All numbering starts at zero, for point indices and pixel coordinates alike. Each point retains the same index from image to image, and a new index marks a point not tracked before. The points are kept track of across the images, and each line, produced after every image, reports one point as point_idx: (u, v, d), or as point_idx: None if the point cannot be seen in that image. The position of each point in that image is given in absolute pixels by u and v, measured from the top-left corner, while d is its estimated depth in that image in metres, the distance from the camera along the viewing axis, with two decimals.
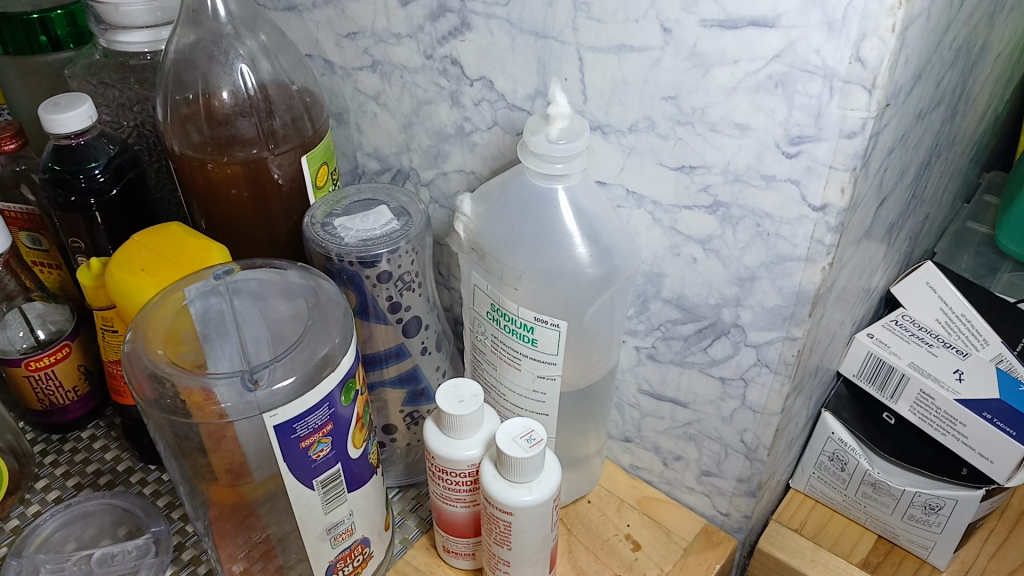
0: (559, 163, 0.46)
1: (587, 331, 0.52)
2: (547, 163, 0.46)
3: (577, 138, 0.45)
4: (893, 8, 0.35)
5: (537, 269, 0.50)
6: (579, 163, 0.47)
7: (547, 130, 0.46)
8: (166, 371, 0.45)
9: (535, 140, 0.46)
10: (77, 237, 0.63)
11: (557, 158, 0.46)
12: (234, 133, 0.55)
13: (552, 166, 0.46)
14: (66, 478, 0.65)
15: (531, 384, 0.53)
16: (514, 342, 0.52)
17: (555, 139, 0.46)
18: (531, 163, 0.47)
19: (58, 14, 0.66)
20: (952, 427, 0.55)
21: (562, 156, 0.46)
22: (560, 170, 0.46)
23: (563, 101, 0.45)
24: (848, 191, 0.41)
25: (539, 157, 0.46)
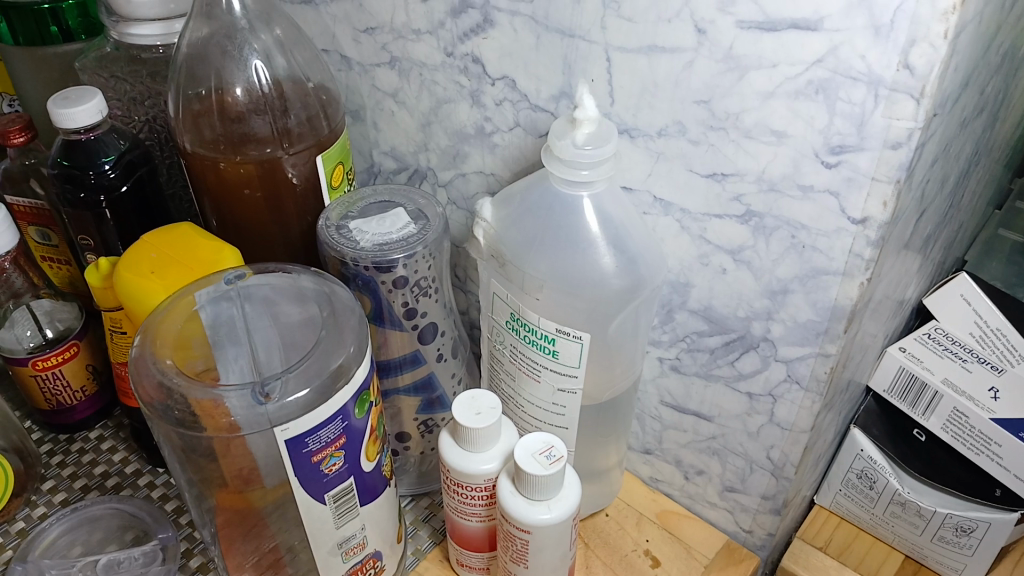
0: (582, 169, 0.44)
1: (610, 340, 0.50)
2: (572, 168, 0.44)
3: (607, 143, 0.44)
4: (947, 13, 0.33)
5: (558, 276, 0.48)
6: (605, 169, 0.45)
7: (571, 132, 0.44)
8: (174, 380, 0.43)
9: (559, 143, 0.44)
10: (87, 234, 0.62)
11: (580, 163, 0.44)
12: (247, 131, 0.53)
13: (575, 171, 0.44)
14: (73, 479, 0.64)
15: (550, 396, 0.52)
16: (536, 355, 0.50)
17: (579, 143, 0.44)
18: (554, 167, 0.45)
19: (69, 5, 0.64)
20: (986, 446, 0.53)
21: (587, 161, 0.44)
22: (583, 176, 0.45)
23: (591, 105, 0.43)
24: (890, 204, 0.39)
25: (562, 160, 0.45)
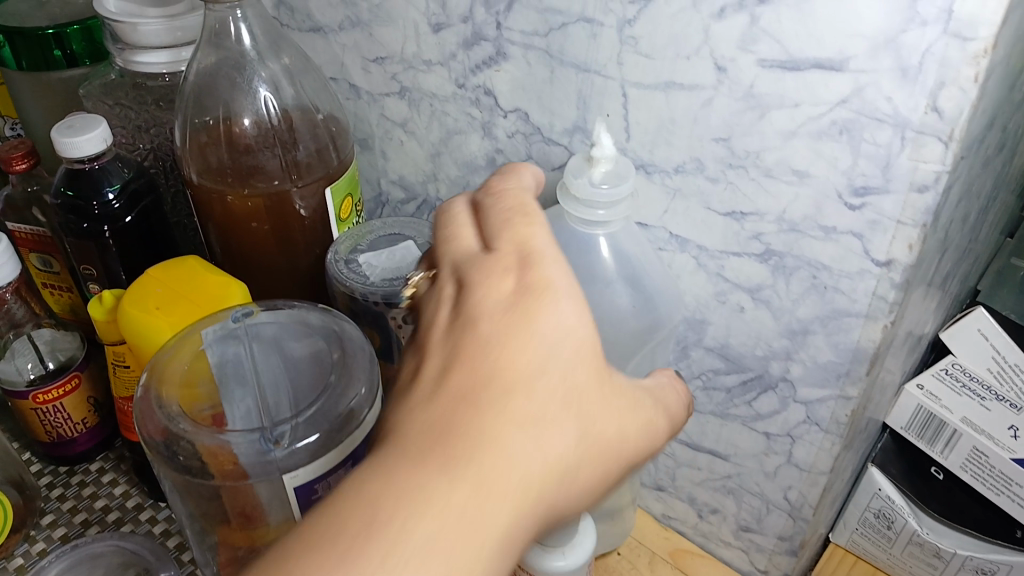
0: (597, 209, 0.44)
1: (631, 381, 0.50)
2: (588, 208, 0.44)
3: (623, 182, 0.43)
4: (977, 57, 0.32)
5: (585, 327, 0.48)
6: (620, 209, 0.44)
7: (587, 172, 0.43)
8: (180, 426, 0.42)
9: (575, 182, 0.43)
10: (90, 265, 0.61)
11: (596, 203, 0.43)
12: (256, 164, 0.53)
13: (591, 211, 0.44)
14: (73, 514, 0.63)
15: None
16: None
17: (595, 182, 0.43)
18: (570, 207, 0.45)
19: (73, 29, 0.63)
20: (1007, 487, 0.53)
21: (602, 201, 0.43)
22: (599, 216, 0.44)
23: (608, 143, 0.42)
24: (916, 247, 0.38)
25: (578, 200, 0.44)
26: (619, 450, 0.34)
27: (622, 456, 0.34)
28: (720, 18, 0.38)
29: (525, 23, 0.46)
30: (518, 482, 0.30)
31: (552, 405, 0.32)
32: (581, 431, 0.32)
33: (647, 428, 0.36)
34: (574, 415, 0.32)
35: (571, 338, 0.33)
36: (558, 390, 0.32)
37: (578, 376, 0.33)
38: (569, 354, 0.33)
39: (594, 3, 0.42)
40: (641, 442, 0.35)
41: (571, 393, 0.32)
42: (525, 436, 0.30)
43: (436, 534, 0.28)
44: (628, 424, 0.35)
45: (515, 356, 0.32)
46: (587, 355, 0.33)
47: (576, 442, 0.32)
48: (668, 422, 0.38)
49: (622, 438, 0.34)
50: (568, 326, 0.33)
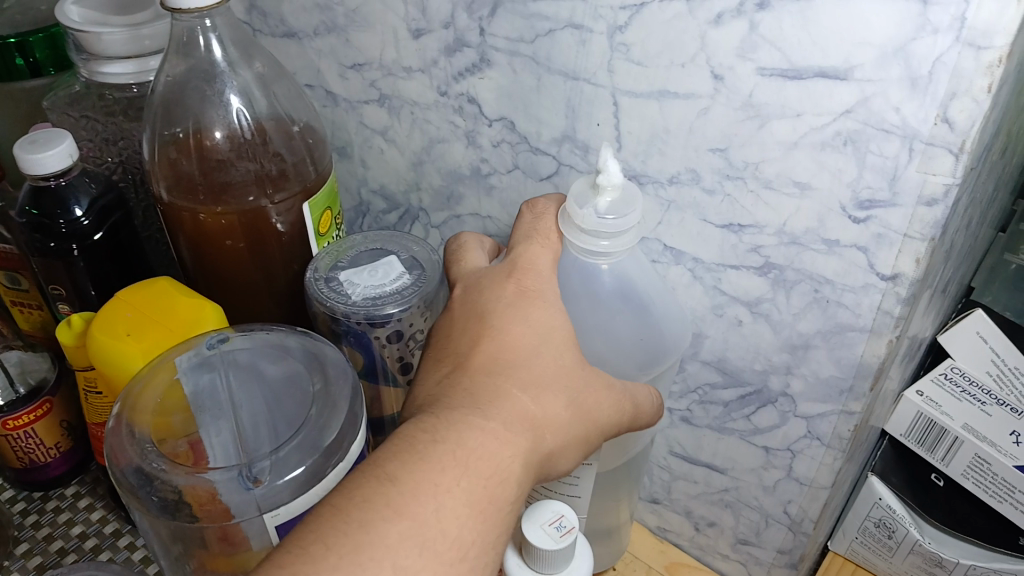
0: (602, 239, 0.41)
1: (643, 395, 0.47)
2: (592, 238, 0.41)
3: (630, 210, 0.40)
4: (991, 66, 0.31)
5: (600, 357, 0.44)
6: (627, 239, 0.41)
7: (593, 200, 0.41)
8: (156, 466, 0.40)
9: (580, 210, 0.41)
10: (58, 284, 0.58)
11: (602, 233, 0.41)
12: (228, 179, 0.50)
13: (596, 241, 0.41)
14: (49, 542, 0.61)
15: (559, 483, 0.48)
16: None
17: (601, 212, 0.40)
18: (573, 235, 0.42)
19: (38, 37, 0.61)
20: (1010, 494, 0.51)
21: (608, 231, 0.40)
22: (604, 245, 0.41)
23: (615, 169, 0.40)
24: (923, 261, 0.37)
25: (583, 230, 0.41)
26: (601, 422, 0.39)
27: (604, 428, 0.39)
28: (718, 25, 0.36)
29: (510, 29, 0.44)
30: (516, 452, 0.34)
31: (537, 387, 0.37)
32: (567, 405, 0.37)
33: (631, 403, 0.41)
34: (559, 393, 0.37)
35: (548, 335, 0.39)
36: (544, 374, 0.37)
37: (558, 363, 0.38)
38: (550, 347, 0.38)
39: (584, 9, 0.40)
40: (624, 411, 0.40)
41: (555, 377, 0.37)
42: (516, 413, 0.35)
43: (454, 497, 0.32)
44: (609, 397, 0.39)
45: (501, 350, 0.37)
46: (561, 349, 0.38)
47: (563, 414, 0.37)
48: (649, 402, 0.42)
49: (604, 413, 0.39)
50: (559, 320, 0.39)
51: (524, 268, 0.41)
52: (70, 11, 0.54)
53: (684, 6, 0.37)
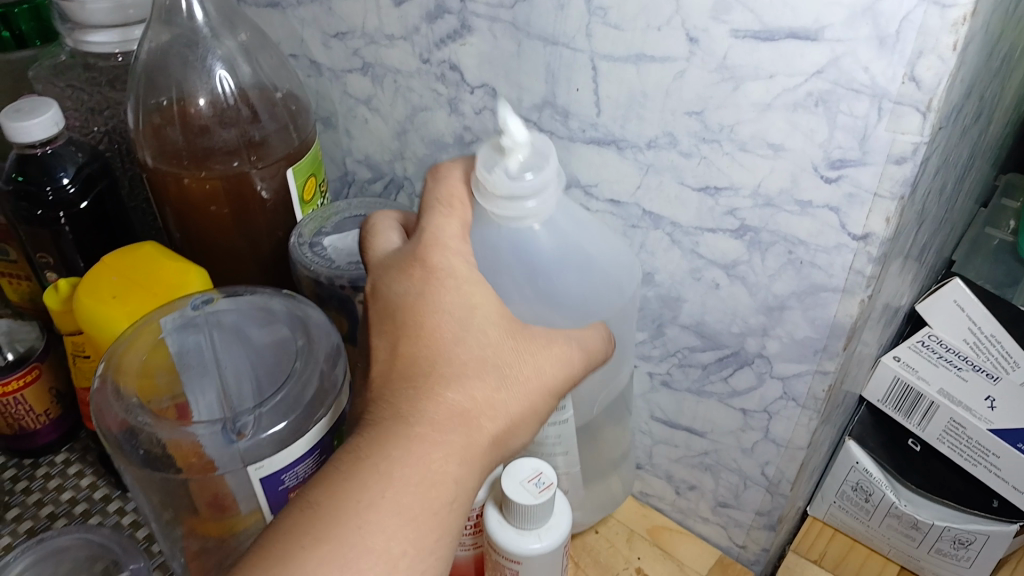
0: (530, 199, 0.41)
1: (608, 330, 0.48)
2: (511, 203, 0.41)
3: (544, 166, 0.41)
4: (957, 24, 0.31)
5: (533, 308, 0.44)
6: (550, 192, 0.41)
7: (502, 165, 0.41)
8: (140, 419, 0.41)
9: (495, 179, 0.40)
10: (46, 253, 0.59)
11: (527, 193, 0.40)
12: (212, 145, 0.50)
13: (522, 204, 0.41)
14: (39, 507, 0.61)
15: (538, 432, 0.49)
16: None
17: (517, 173, 0.40)
18: (495, 208, 0.41)
19: (22, 8, 0.61)
20: (984, 457, 0.52)
21: (534, 187, 0.40)
22: (531, 205, 0.41)
23: (517, 131, 0.40)
24: (893, 220, 0.37)
25: (500, 196, 0.41)
26: (541, 384, 0.40)
27: (544, 388, 0.40)
28: None
29: None
30: (446, 442, 0.35)
31: (457, 374, 0.37)
32: (494, 381, 0.38)
33: (576, 356, 0.41)
34: (484, 373, 0.38)
35: (464, 315, 0.39)
36: (461, 360, 0.38)
37: (475, 346, 0.38)
38: (465, 331, 0.39)
39: None
40: (566, 367, 0.41)
41: (475, 358, 0.38)
42: (439, 405, 0.36)
43: (383, 512, 0.33)
44: (544, 361, 0.40)
45: (418, 344, 0.38)
46: (478, 330, 0.39)
47: (490, 391, 0.38)
48: (598, 346, 0.43)
49: (540, 375, 0.40)
50: (475, 300, 0.40)
51: (428, 249, 0.41)
52: None
53: None
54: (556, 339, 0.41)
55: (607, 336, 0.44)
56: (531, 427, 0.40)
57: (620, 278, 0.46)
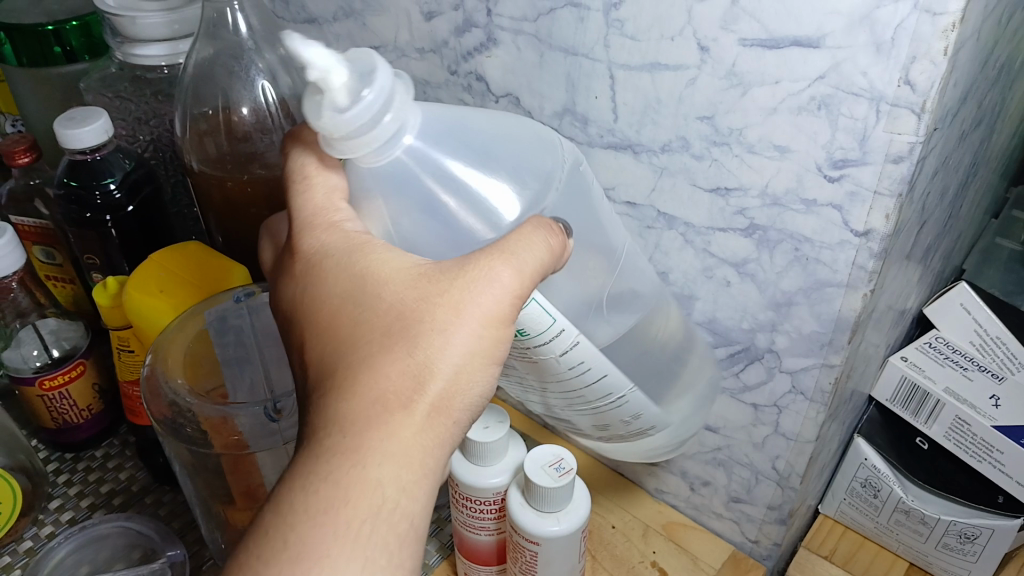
0: (381, 121, 0.35)
1: (598, 264, 0.45)
2: (353, 139, 0.35)
3: (368, 81, 0.35)
4: (948, 30, 0.34)
5: (455, 224, 0.39)
6: (400, 101, 0.36)
7: (327, 104, 0.34)
8: (187, 400, 0.47)
9: (328, 119, 0.34)
10: (92, 253, 0.63)
11: (373, 114, 0.35)
12: (253, 150, 0.55)
13: (376, 131, 0.35)
14: (80, 498, 0.64)
15: (565, 396, 0.44)
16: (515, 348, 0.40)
17: (350, 100, 0.34)
18: (355, 157, 0.36)
19: (72, 25, 0.64)
20: (989, 453, 0.54)
21: (377, 103, 0.35)
22: (390, 126, 0.36)
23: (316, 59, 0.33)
24: (892, 217, 0.40)
25: (340, 137, 0.35)
26: (470, 320, 0.34)
27: (480, 319, 0.34)
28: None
29: (515, 9, 0.47)
30: (363, 440, 0.32)
31: (360, 359, 0.33)
32: (402, 349, 0.33)
33: (511, 273, 0.34)
34: (388, 346, 0.33)
35: (372, 284, 0.35)
36: (360, 351, 0.34)
37: (374, 324, 0.34)
38: (362, 312, 0.35)
39: None
40: (496, 292, 0.34)
41: (376, 336, 0.34)
42: (343, 411, 0.32)
43: (324, 540, 0.30)
44: (465, 295, 0.34)
45: (320, 347, 0.35)
46: (388, 295, 0.34)
47: (403, 358, 0.33)
48: (537, 255, 0.35)
49: (463, 311, 0.33)
50: (369, 270, 0.35)
51: (325, 232, 0.38)
52: None
53: None
54: (483, 263, 0.34)
55: (551, 240, 0.35)
56: (485, 369, 0.34)
57: (536, 163, 0.41)
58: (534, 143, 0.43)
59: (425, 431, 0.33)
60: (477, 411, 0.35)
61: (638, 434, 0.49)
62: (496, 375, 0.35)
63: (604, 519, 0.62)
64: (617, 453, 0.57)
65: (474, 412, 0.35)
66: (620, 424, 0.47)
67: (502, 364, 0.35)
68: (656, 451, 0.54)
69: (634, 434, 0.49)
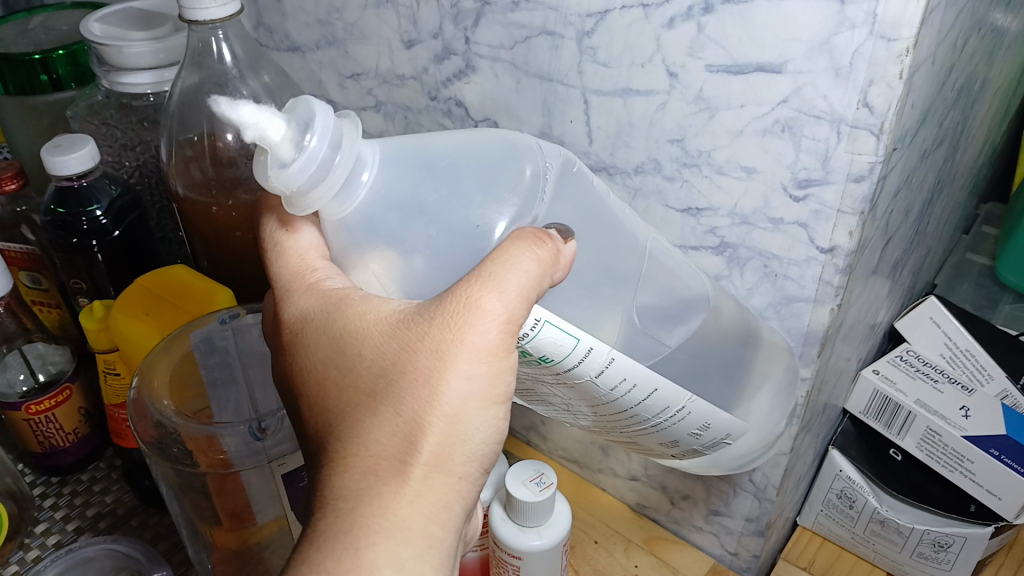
0: (331, 164, 0.35)
1: (609, 271, 0.43)
2: (309, 191, 0.35)
3: (311, 128, 0.35)
4: (901, 55, 0.35)
5: (439, 254, 0.37)
6: (349, 139, 0.36)
7: (273, 160, 0.35)
8: (173, 421, 0.48)
9: (276, 176, 0.34)
10: (79, 278, 0.64)
11: (320, 161, 0.35)
12: (237, 175, 0.56)
13: (329, 176, 0.35)
14: (66, 522, 0.65)
15: (617, 419, 0.42)
16: (548, 375, 0.39)
17: (295, 152, 0.34)
18: (315, 210, 0.36)
19: (59, 54, 0.65)
20: (959, 463, 0.55)
21: (321, 147, 0.34)
22: (343, 168, 0.36)
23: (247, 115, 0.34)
24: (855, 234, 0.41)
25: (296, 191, 0.35)
26: (454, 365, 0.33)
27: (465, 359, 0.33)
28: (671, 27, 0.41)
29: (492, 38, 0.49)
30: (359, 513, 0.33)
31: (352, 425, 0.35)
32: (388, 409, 0.34)
33: (492, 301, 0.33)
34: (374, 408, 0.34)
35: (360, 335, 0.35)
36: (352, 411, 0.35)
37: (359, 388, 0.35)
38: (348, 376, 0.36)
39: (555, 17, 0.45)
40: (478, 326, 0.33)
41: (362, 399, 0.35)
42: (340, 475, 0.34)
43: None
44: (444, 339, 0.33)
45: (316, 415, 0.37)
46: (375, 344, 0.35)
47: (389, 419, 0.34)
48: (517, 276, 0.33)
49: (445, 356, 0.33)
50: (350, 329, 0.36)
51: (314, 287, 0.39)
52: (93, 27, 0.60)
53: (642, 12, 0.42)
54: (463, 298, 0.33)
55: (534, 253, 0.34)
56: (483, 411, 0.34)
57: (513, 171, 0.38)
58: (510, 151, 0.40)
59: (428, 491, 0.33)
60: (490, 452, 0.36)
61: (715, 445, 0.45)
62: (500, 413, 0.35)
63: (586, 534, 0.63)
64: (703, 470, 0.51)
65: (485, 455, 0.35)
66: (690, 438, 0.43)
67: (504, 400, 0.35)
68: (742, 462, 0.48)
69: (711, 447, 0.45)
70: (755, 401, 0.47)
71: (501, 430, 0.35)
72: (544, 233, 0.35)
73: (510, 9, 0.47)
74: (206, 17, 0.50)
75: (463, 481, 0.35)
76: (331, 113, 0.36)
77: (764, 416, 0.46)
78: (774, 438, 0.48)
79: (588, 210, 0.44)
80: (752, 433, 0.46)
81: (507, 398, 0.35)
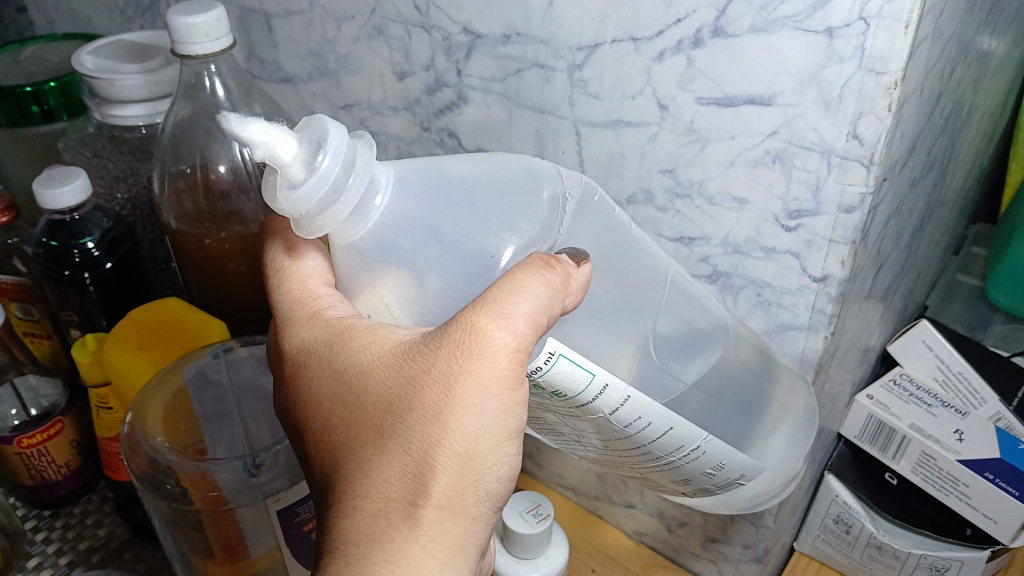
0: (343, 186, 0.35)
1: (626, 299, 0.42)
2: (318, 216, 0.35)
3: (322, 158, 0.34)
4: (890, 88, 0.36)
5: (454, 282, 0.37)
6: (363, 161, 0.36)
7: (282, 182, 0.34)
8: (167, 458, 0.48)
9: (285, 197, 0.34)
10: (70, 310, 0.63)
11: (331, 182, 0.34)
12: (231, 208, 0.57)
13: (341, 198, 0.35)
14: (59, 556, 0.64)
15: (631, 453, 0.42)
16: (563, 406, 0.39)
17: (305, 173, 0.34)
18: (324, 232, 0.36)
19: (50, 86, 0.66)
20: (955, 487, 0.55)
21: (333, 167, 0.34)
22: (356, 191, 0.35)
23: (260, 141, 0.33)
24: (847, 263, 0.42)
25: (304, 215, 0.35)
26: (462, 400, 0.34)
27: (475, 394, 0.33)
28: (660, 61, 0.42)
29: (484, 70, 0.49)
30: (371, 558, 0.33)
31: (360, 464, 0.35)
32: (397, 447, 0.34)
33: (498, 330, 0.33)
34: (383, 447, 0.34)
35: (365, 368, 0.36)
36: (360, 451, 0.35)
37: (366, 425, 0.35)
38: (354, 411, 0.36)
39: (546, 50, 0.45)
40: (486, 359, 0.33)
41: (370, 437, 0.35)
42: (351, 518, 0.34)
43: None
44: (451, 371, 0.33)
45: (323, 451, 0.37)
46: (380, 377, 0.35)
47: (398, 457, 0.34)
48: (526, 302, 0.33)
49: (453, 390, 0.33)
50: (355, 363, 0.36)
51: (313, 317, 0.39)
52: (84, 60, 0.60)
53: (632, 46, 0.42)
54: (469, 329, 0.33)
55: (543, 278, 0.34)
56: (494, 447, 0.35)
57: (530, 200, 0.38)
58: (528, 177, 0.40)
59: (442, 534, 0.34)
60: (502, 489, 0.36)
61: (728, 484, 0.45)
62: (511, 448, 0.35)
63: (584, 562, 0.63)
64: (713, 509, 0.51)
65: (497, 493, 0.36)
66: (703, 477, 0.44)
67: (515, 433, 0.35)
68: (751, 504, 0.48)
69: (724, 486, 0.45)
70: (773, 440, 0.46)
71: (514, 466, 0.36)
72: (553, 259, 0.35)
73: (501, 42, 0.47)
74: (198, 52, 0.50)
75: (475, 520, 0.35)
76: (346, 135, 0.35)
77: (779, 458, 0.46)
78: (790, 480, 0.48)
79: (613, 240, 0.43)
80: (768, 475, 0.46)
81: (516, 433, 0.35)
